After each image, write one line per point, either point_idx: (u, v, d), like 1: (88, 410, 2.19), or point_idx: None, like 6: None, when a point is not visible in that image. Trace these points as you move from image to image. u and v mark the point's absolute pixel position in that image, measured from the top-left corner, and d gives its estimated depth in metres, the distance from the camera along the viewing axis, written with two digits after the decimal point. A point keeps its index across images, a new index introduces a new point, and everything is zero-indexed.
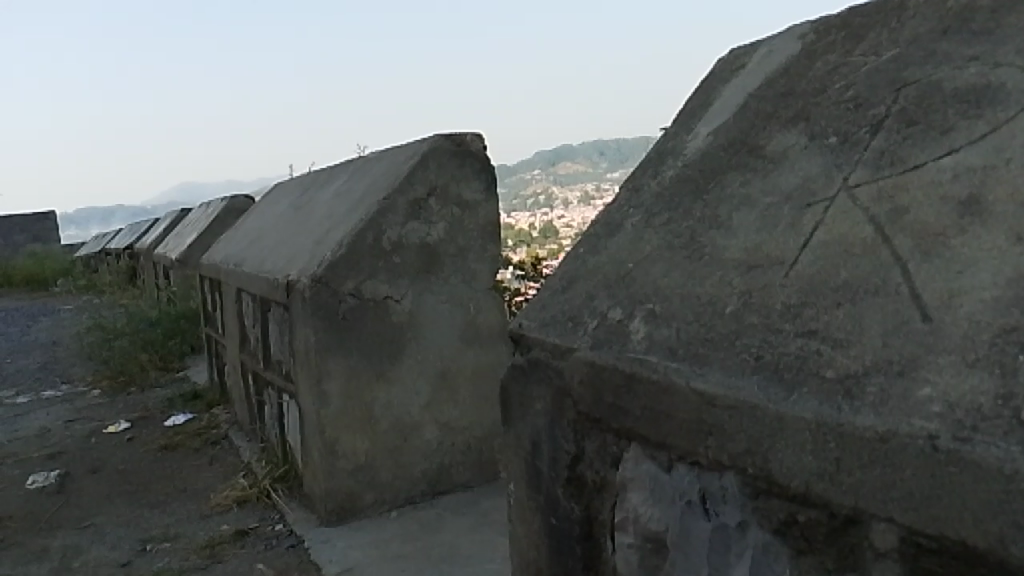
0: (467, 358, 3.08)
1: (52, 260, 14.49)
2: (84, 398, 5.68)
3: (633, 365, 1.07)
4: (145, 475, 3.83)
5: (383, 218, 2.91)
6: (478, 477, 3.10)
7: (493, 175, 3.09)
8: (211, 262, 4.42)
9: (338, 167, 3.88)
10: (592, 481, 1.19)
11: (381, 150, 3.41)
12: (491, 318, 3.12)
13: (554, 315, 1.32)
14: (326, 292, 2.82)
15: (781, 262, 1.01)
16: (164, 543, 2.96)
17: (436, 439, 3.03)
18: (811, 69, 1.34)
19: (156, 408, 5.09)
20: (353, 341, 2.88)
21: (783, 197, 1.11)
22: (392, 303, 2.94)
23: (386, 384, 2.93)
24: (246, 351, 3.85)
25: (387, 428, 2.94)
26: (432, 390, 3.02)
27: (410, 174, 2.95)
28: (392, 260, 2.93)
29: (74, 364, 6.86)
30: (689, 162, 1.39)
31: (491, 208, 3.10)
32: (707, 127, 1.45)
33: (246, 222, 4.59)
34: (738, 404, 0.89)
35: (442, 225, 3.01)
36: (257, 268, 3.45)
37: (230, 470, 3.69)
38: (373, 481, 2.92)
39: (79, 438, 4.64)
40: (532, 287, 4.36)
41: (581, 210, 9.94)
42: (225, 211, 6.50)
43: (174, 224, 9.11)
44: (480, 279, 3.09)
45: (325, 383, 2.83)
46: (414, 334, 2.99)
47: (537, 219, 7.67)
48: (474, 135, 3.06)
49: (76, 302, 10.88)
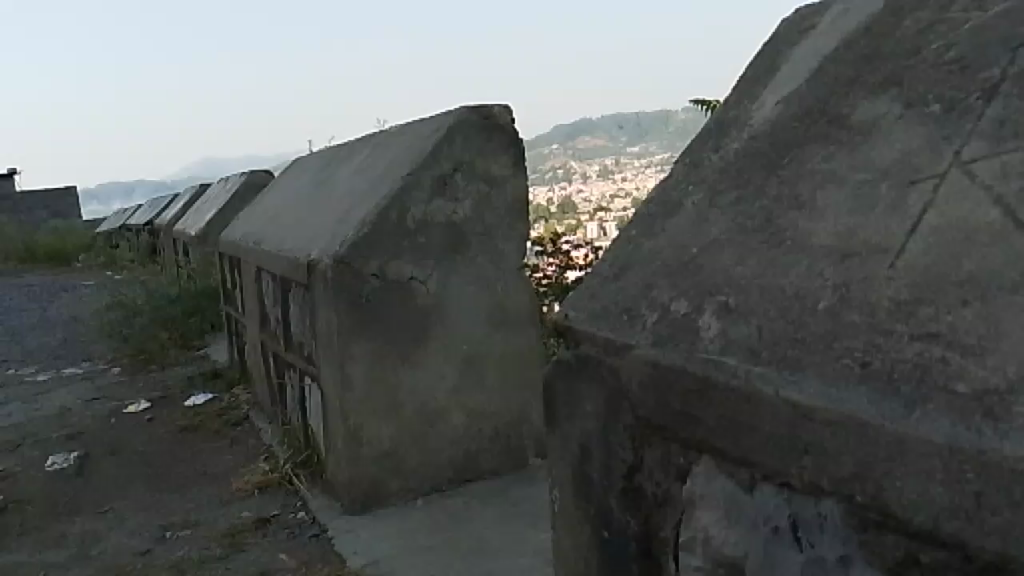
0: (494, 341, 2.95)
1: (74, 235, 14.52)
2: (103, 377, 5.62)
3: (706, 369, 0.93)
4: (166, 458, 3.75)
5: (407, 195, 2.77)
6: (506, 464, 2.97)
7: (522, 149, 2.94)
8: (230, 239, 4.31)
9: (359, 143, 3.74)
10: (652, 494, 1.06)
11: (405, 124, 3.26)
12: (520, 300, 2.98)
13: (605, 306, 1.18)
14: (349, 272, 2.70)
15: (884, 251, 0.87)
16: (184, 531, 2.88)
17: (463, 425, 2.91)
18: (899, 28, 1.18)
19: (175, 387, 5.02)
20: (377, 323, 2.76)
21: (879, 173, 0.97)
22: (417, 284, 2.82)
23: (410, 368, 2.82)
24: (267, 332, 3.75)
25: (413, 413, 2.83)
26: (458, 374, 2.90)
27: (435, 148, 2.80)
28: (416, 239, 2.80)
29: (94, 342, 6.81)
30: (757, 135, 1.24)
31: (519, 184, 2.95)
32: (775, 94, 1.29)
33: (264, 198, 4.47)
34: (843, 419, 0.76)
35: (468, 202, 2.88)
36: (276, 247, 3.33)
37: (251, 454, 3.60)
38: (399, 469, 2.81)
39: (99, 419, 4.57)
40: (552, 263, 4.30)
41: (602, 186, 9.77)
42: (244, 187, 6.39)
43: (193, 200, 9.02)
44: (507, 259, 2.96)
45: (348, 367, 2.72)
46: (440, 316, 2.86)
47: (558, 195, 7.57)
48: (502, 107, 2.90)
49: (97, 278, 10.87)
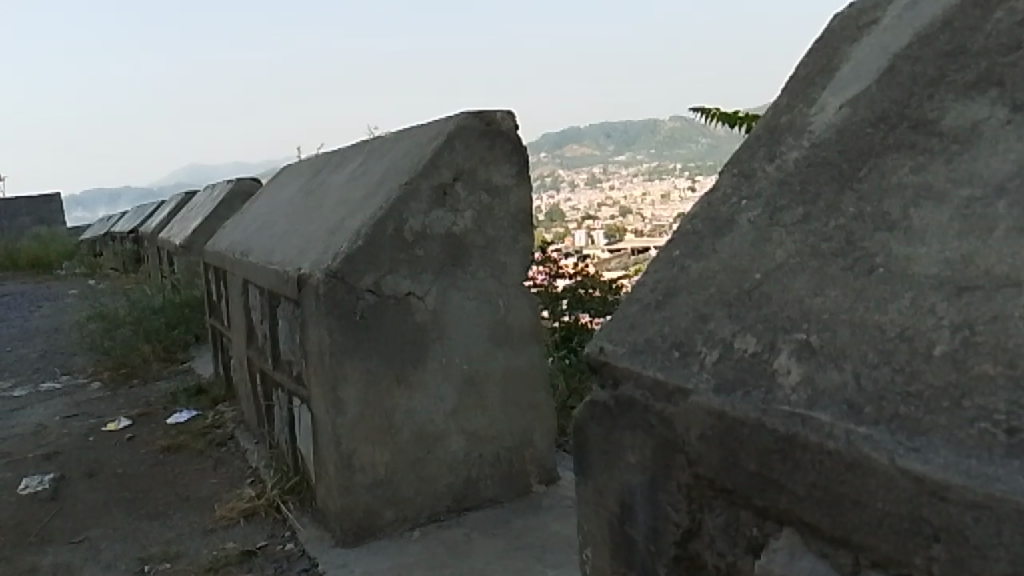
0: (496, 360, 2.77)
1: (58, 241, 14.29)
2: (83, 391, 5.42)
3: (790, 426, 0.77)
4: (145, 481, 3.56)
5: (405, 206, 2.61)
6: (509, 491, 2.79)
7: (526, 158, 2.78)
8: (216, 249, 4.12)
9: (352, 149, 3.57)
10: (713, 567, 0.89)
11: (401, 130, 3.10)
12: (523, 317, 2.82)
13: (649, 338, 1.02)
14: (342, 288, 2.52)
15: (1015, 285, 0.72)
16: (163, 564, 2.69)
17: (462, 450, 2.73)
18: (990, 21, 1.02)
19: (158, 403, 4.83)
20: (372, 342, 2.58)
21: (993, 188, 0.81)
22: (415, 300, 2.64)
23: (407, 390, 2.64)
24: (254, 347, 3.56)
25: (409, 437, 2.64)
26: (458, 395, 2.72)
27: (435, 156, 2.64)
28: (414, 252, 2.63)
29: (74, 354, 6.60)
30: (821, 142, 1.08)
31: (523, 194, 2.79)
32: (838, 96, 1.14)
33: (251, 207, 4.29)
34: (993, 501, 0.61)
35: (469, 213, 2.71)
36: (264, 260, 3.16)
37: (236, 477, 3.41)
38: (394, 497, 2.63)
39: (77, 437, 4.37)
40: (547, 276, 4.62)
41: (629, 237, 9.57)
42: (231, 194, 6.20)
43: (179, 208, 8.82)
44: (510, 272, 2.79)
45: (340, 389, 2.54)
46: (438, 334, 2.69)
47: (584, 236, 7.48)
48: (505, 112, 2.74)
49: (80, 286, 10.65)
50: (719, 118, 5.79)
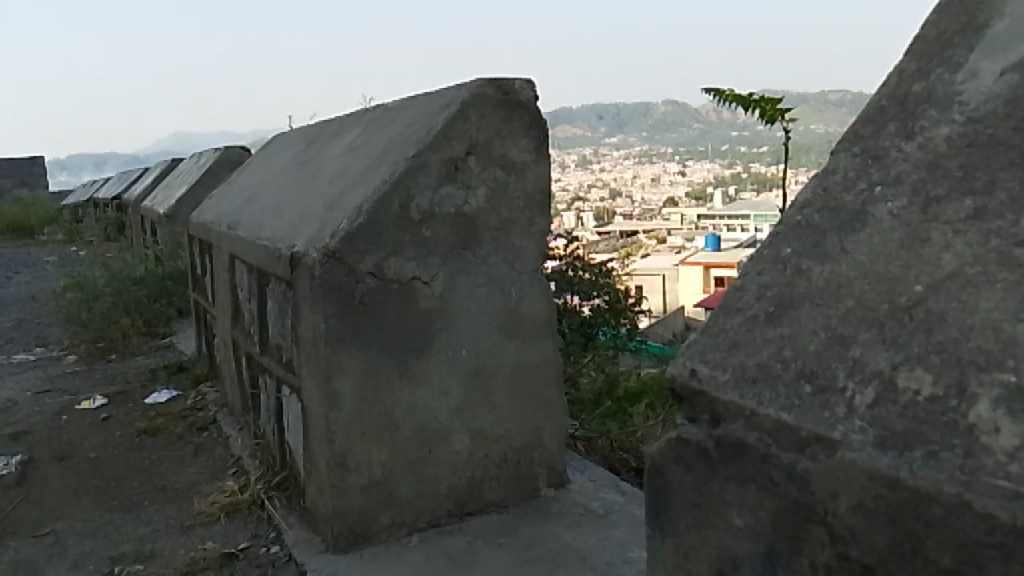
0: (507, 352, 2.53)
1: (41, 207, 13.88)
2: (58, 365, 5.15)
3: (1016, 514, 0.67)
4: (120, 467, 3.31)
5: (412, 181, 2.36)
6: (516, 496, 2.55)
7: (546, 131, 2.53)
8: (201, 221, 3.85)
9: (352, 117, 3.31)
10: None
11: (408, 99, 2.85)
12: (536, 307, 2.57)
13: (764, 362, 0.87)
14: (341, 270, 2.28)
15: None
16: (136, 565, 2.45)
17: (467, 450, 2.48)
18: None
19: (136, 381, 4.57)
20: (372, 331, 2.34)
21: None
22: (419, 285, 2.40)
23: (408, 383, 2.39)
24: (240, 328, 3.31)
25: (410, 435, 2.40)
26: (464, 391, 2.47)
27: (447, 126, 2.39)
28: (421, 231, 2.39)
29: (49, 325, 6.30)
30: (984, 116, 0.88)
31: (542, 171, 2.54)
32: (997, 57, 0.92)
33: (239, 178, 4.01)
34: None
35: (483, 191, 2.47)
36: (253, 233, 2.91)
37: (218, 467, 3.16)
38: (391, 500, 2.39)
39: (48, 416, 4.10)
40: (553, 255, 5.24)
41: None
42: (219, 162, 5.90)
43: (164, 176, 8.48)
44: (524, 259, 2.55)
45: (335, 381, 2.29)
46: (444, 323, 2.44)
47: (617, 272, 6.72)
48: (524, 80, 2.49)
49: (59, 253, 10.29)
50: (732, 99, 5.56)
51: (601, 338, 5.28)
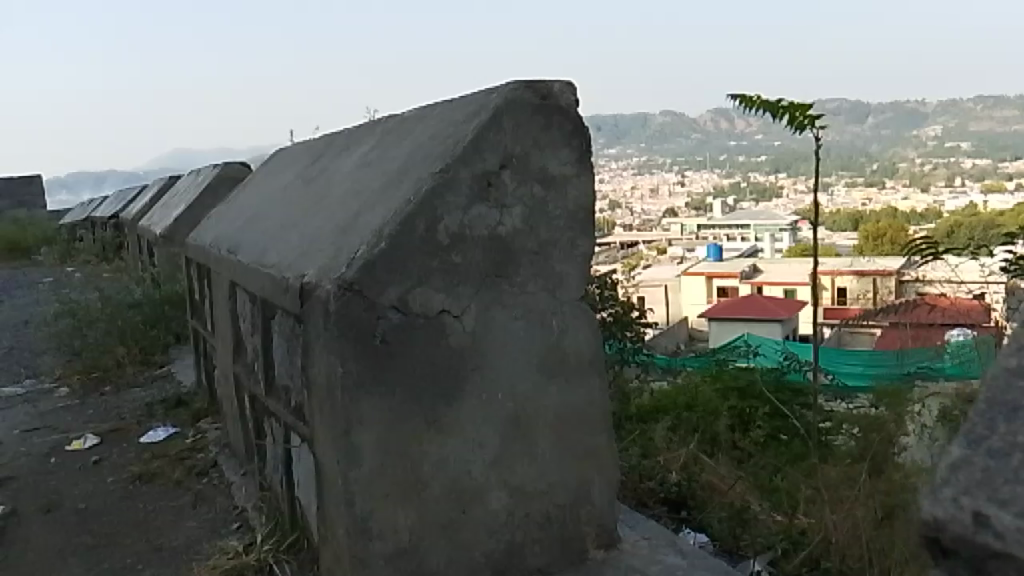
0: (549, 395, 2.21)
1: (37, 225, 13.57)
2: (48, 399, 4.82)
3: None
4: (112, 522, 2.98)
5: (440, 200, 2.05)
6: (561, 560, 2.23)
7: (588, 141, 2.23)
8: (198, 245, 3.56)
9: (363, 130, 3.01)
10: None
11: (428, 107, 2.55)
12: (581, 341, 2.25)
13: None
14: (360, 303, 1.97)
15: None
16: None
17: (505, 509, 2.16)
18: None
19: (131, 416, 4.24)
20: (397, 374, 2.02)
21: None
22: (450, 320, 2.08)
23: (439, 435, 2.07)
24: (242, 364, 3.00)
25: (441, 494, 2.08)
26: (501, 441, 2.14)
27: (477, 137, 2.09)
28: (450, 257, 2.08)
29: (40, 353, 5.97)
30: None
31: (585, 186, 2.23)
32: None
33: (241, 196, 3.69)
34: None
35: (519, 211, 2.16)
36: (255, 261, 2.60)
37: (219, 521, 2.84)
38: (420, 571, 2.07)
39: (34, 459, 3.77)
40: None
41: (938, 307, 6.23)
42: (218, 180, 5.58)
43: (161, 194, 8.16)
44: (567, 286, 2.22)
45: (355, 435, 1.98)
46: (478, 364, 2.11)
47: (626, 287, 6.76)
48: (564, 83, 2.19)
49: (54, 274, 9.94)
50: (761, 105, 5.27)
51: (610, 350, 5.44)
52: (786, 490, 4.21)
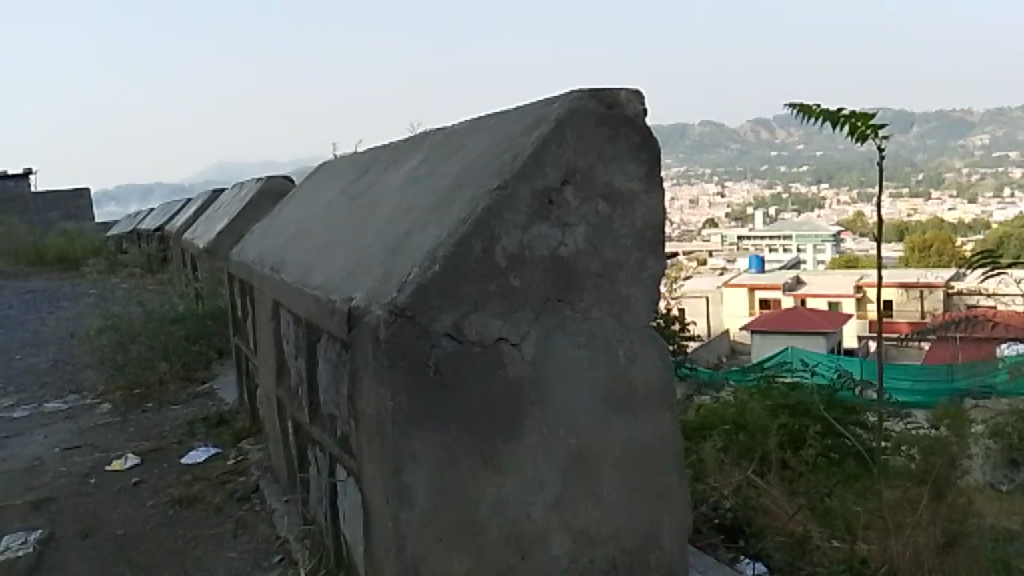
0: (615, 431, 2.03)
1: (85, 238, 13.75)
2: (91, 415, 4.77)
3: None
4: (150, 550, 2.87)
5: (497, 219, 1.90)
6: None
7: (657, 154, 2.05)
8: (240, 261, 3.46)
9: (411, 143, 2.87)
10: None
11: (481, 119, 2.40)
12: (650, 371, 2.06)
13: None
14: (411, 331, 1.83)
15: None
16: None
17: (567, 554, 1.98)
18: None
19: (172, 435, 4.16)
20: (451, 408, 1.87)
21: None
22: (508, 348, 1.92)
23: (496, 474, 1.91)
24: (285, 387, 2.88)
25: (498, 539, 1.92)
26: (563, 480, 1.97)
27: (538, 150, 1.93)
28: (508, 280, 1.92)
29: (84, 367, 5.95)
30: None
31: (654, 203, 2.05)
32: None
33: (285, 210, 3.59)
34: None
35: (583, 230, 1.99)
36: (299, 280, 2.48)
37: (260, 552, 2.71)
38: None
39: (74, 479, 3.70)
40: None
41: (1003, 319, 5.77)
42: (261, 194, 5.51)
43: (206, 207, 8.16)
44: (635, 312, 2.04)
45: (406, 474, 1.84)
46: (539, 396, 1.95)
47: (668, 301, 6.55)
48: (630, 92, 2.03)
49: (100, 287, 10.02)
50: (820, 115, 5.03)
51: None
52: (838, 510, 3.97)
